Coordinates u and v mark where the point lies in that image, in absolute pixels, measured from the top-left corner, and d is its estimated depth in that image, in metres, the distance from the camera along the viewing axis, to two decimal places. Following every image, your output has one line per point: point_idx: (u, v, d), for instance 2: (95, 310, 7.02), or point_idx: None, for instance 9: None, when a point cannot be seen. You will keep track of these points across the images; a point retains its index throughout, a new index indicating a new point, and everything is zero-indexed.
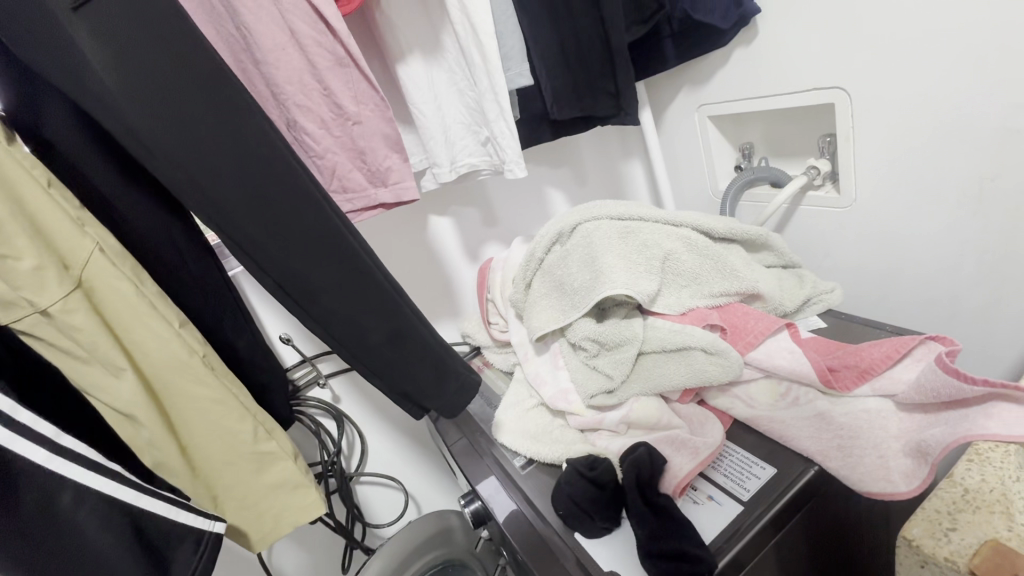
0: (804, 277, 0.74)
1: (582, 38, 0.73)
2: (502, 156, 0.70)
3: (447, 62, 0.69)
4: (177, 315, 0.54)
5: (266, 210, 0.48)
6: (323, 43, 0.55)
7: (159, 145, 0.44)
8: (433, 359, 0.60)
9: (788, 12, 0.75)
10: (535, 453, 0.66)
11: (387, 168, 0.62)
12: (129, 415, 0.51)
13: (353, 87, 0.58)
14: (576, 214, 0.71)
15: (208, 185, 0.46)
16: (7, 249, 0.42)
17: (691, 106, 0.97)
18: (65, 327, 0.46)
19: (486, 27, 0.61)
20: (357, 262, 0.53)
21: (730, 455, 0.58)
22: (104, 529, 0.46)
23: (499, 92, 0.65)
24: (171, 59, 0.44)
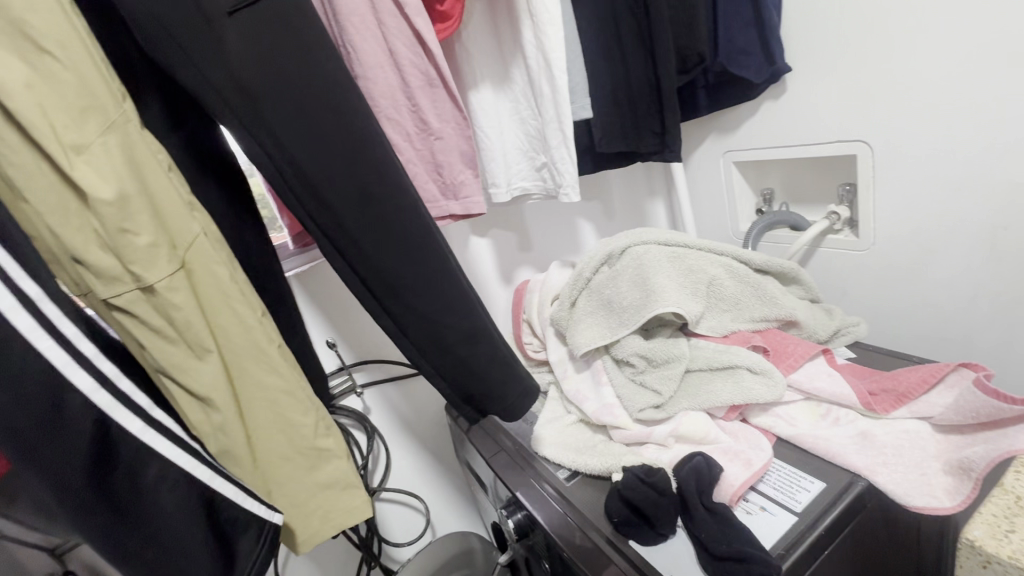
0: (832, 310, 0.79)
1: (633, 82, 0.80)
2: (560, 181, 0.75)
3: (514, 92, 0.75)
4: (258, 304, 0.56)
5: (366, 209, 0.50)
6: (417, 63, 0.60)
7: (277, 139, 0.47)
8: (500, 364, 0.61)
9: (815, 73, 0.83)
10: (581, 464, 0.67)
11: (460, 182, 0.66)
12: (205, 399, 0.51)
13: (437, 106, 0.63)
14: (624, 238, 0.76)
15: (316, 181, 0.49)
16: (129, 224, 0.45)
17: (718, 152, 1.04)
18: (162, 305, 0.48)
19: (560, 63, 0.67)
20: (442, 263, 0.55)
21: (777, 470, 0.60)
22: (177, 507, 0.47)
23: (565, 121, 0.70)
24: (294, 58, 0.46)
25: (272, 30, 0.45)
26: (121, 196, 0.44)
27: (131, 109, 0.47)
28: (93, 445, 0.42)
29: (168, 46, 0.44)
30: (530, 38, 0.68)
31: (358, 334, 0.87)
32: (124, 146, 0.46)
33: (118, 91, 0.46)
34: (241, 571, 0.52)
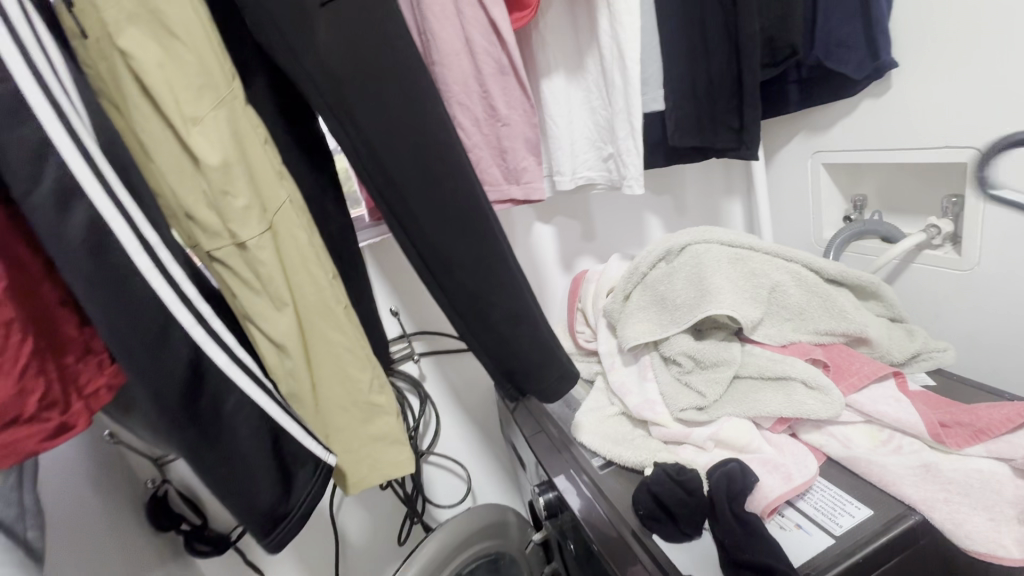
0: (915, 331, 0.72)
1: (713, 74, 0.77)
2: (624, 173, 0.74)
3: (586, 82, 0.75)
4: (331, 267, 0.63)
5: (427, 188, 0.54)
6: (491, 52, 0.63)
7: (353, 119, 0.52)
8: (542, 347, 0.63)
9: (926, 69, 0.75)
10: (616, 455, 0.68)
11: (523, 168, 0.68)
12: (279, 346, 0.59)
13: (507, 93, 0.65)
14: (685, 235, 0.74)
15: (384, 159, 0.53)
16: (230, 188, 0.52)
17: (806, 153, 0.98)
18: (251, 260, 0.55)
19: (633, 53, 0.67)
20: (494, 244, 0.58)
21: (821, 490, 0.57)
22: (249, 435, 0.55)
23: (634, 113, 0.70)
24: (373, 45, 0.51)
25: (356, 19, 0.50)
26: (225, 163, 0.51)
27: (238, 87, 0.54)
28: (188, 372, 0.50)
29: (269, 33, 0.50)
30: (606, 28, 0.68)
31: (420, 306, 0.93)
32: (231, 119, 0.53)
33: (229, 71, 0.53)
34: (296, 499, 0.59)
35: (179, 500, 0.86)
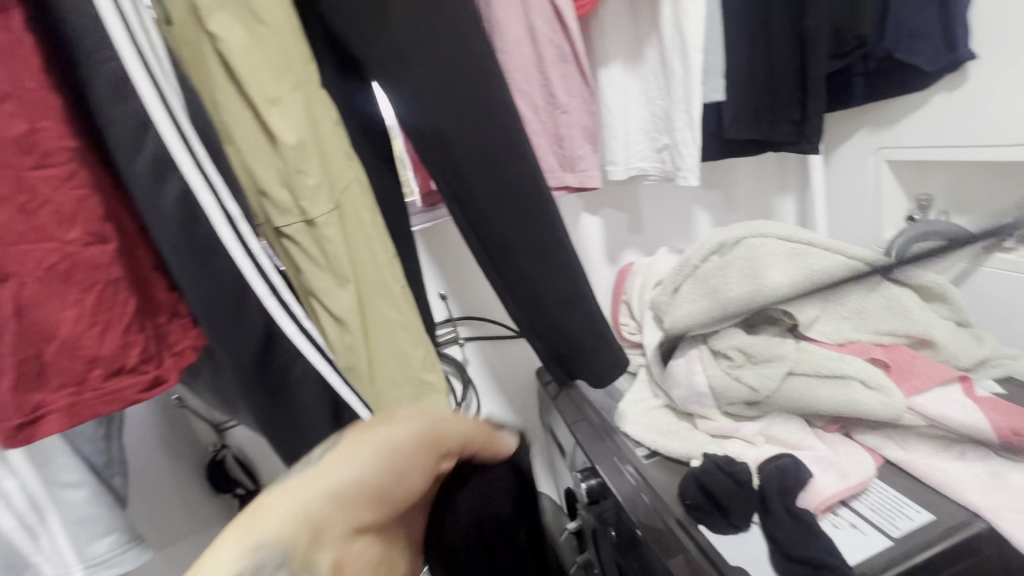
0: (982, 337, 0.69)
1: (776, 65, 0.75)
2: (679, 163, 0.74)
3: (644, 71, 0.75)
4: (391, 248, 0.65)
5: (489, 170, 0.55)
6: (553, 40, 0.64)
7: (421, 102, 0.54)
8: (594, 331, 0.63)
9: (1008, 62, 0.71)
10: (661, 446, 0.68)
11: (579, 156, 0.69)
12: (340, 321, 0.61)
13: (567, 81, 0.66)
14: (740, 228, 0.73)
15: (449, 141, 0.55)
16: (303, 166, 0.54)
17: (868, 149, 0.94)
18: (318, 237, 0.58)
19: (696, 42, 0.67)
20: (551, 229, 0.59)
21: (878, 491, 0.56)
22: (312, 404, 0.57)
23: (693, 103, 0.69)
24: (444, 31, 0.52)
25: (428, 4, 0.51)
26: (300, 143, 0.54)
27: (313, 70, 0.57)
28: (260, 340, 0.52)
29: (347, 19, 0.52)
30: (668, 16, 0.68)
31: (467, 291, 0.95)
32: (306, 101, 0.55)
33: (305, 55, 0.56)
34: None
35: (236, 465, 0.88)
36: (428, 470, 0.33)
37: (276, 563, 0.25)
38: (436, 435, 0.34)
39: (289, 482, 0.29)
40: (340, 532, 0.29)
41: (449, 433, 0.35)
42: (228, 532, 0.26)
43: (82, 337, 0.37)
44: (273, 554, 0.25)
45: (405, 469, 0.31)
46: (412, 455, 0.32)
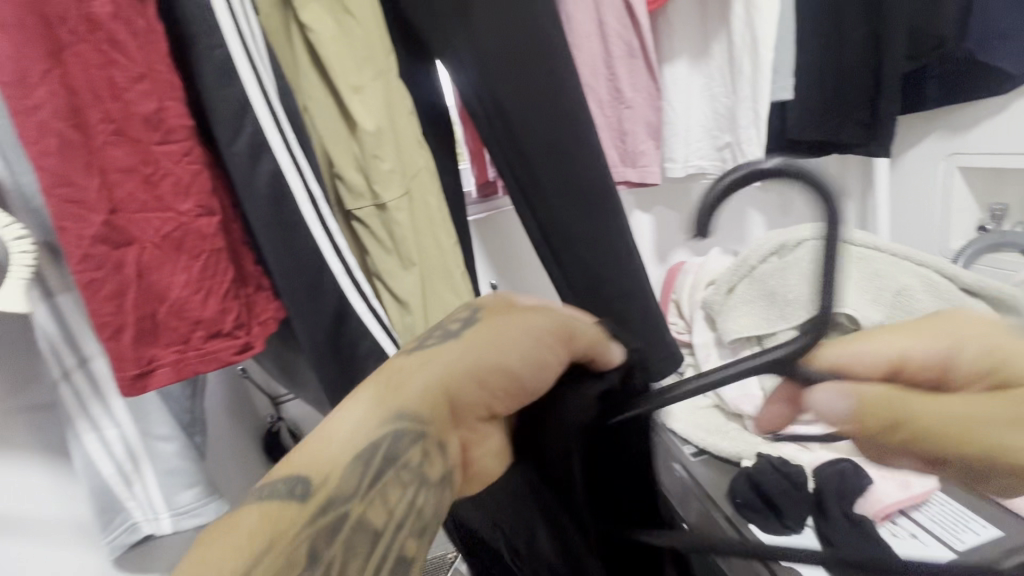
0: None
1: (847, 65, 0.74)
2: (741, 162, 0.73)
3: (710, 68, 0.74)
4: (453, 235, 0.67)
5: (558, 160, 0.57)
6: (623, 36, 0.65)
7: (494, 92, 0.55)
8: (650, 325, 0.63)
9: None
10: (710, 445, 0.67)
11: (641, 151, 0.69)
12: (403, 303, 0.63)
13: (633, 76, 0.67)
14: (801, 230, 0.73)
15: (520, 132, 0.56)
16: (379, 152, 0.57)
17: (939, 155, 0.91)
18: (389, 220, 0.60)
19: (767, 41, 0.67)
20: (614, 221, 0.60)
21: (940, 502, 0.55)
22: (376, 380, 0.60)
23: (761, 102, 0.69)
24: (520, 24, 0.53)
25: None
26: (379, 130, 0.56)
27: (392, 61, 0.59)
28: (332, 317, 0.55)
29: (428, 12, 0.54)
30: (739, 14, 0.68)
31: (515, 283, 0.96)
32: (386, 91, 0.58)
33: (386, 46, 0.58)
34: None
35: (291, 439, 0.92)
36: (555, 369, 0.29)
37: (413, 438, 0.25)
38: (569, 331, 0.30)
39: (419, 352, 0.28)
40: (465, 409, 0.28)
41: (579, 344, 0.30)
42: (361, 395, 0.26)
43: (188, 301, 0.40)
44: (410, 429, 0.25)
45: (537, 384, 0.29)
46: (545, 356, 0.29)
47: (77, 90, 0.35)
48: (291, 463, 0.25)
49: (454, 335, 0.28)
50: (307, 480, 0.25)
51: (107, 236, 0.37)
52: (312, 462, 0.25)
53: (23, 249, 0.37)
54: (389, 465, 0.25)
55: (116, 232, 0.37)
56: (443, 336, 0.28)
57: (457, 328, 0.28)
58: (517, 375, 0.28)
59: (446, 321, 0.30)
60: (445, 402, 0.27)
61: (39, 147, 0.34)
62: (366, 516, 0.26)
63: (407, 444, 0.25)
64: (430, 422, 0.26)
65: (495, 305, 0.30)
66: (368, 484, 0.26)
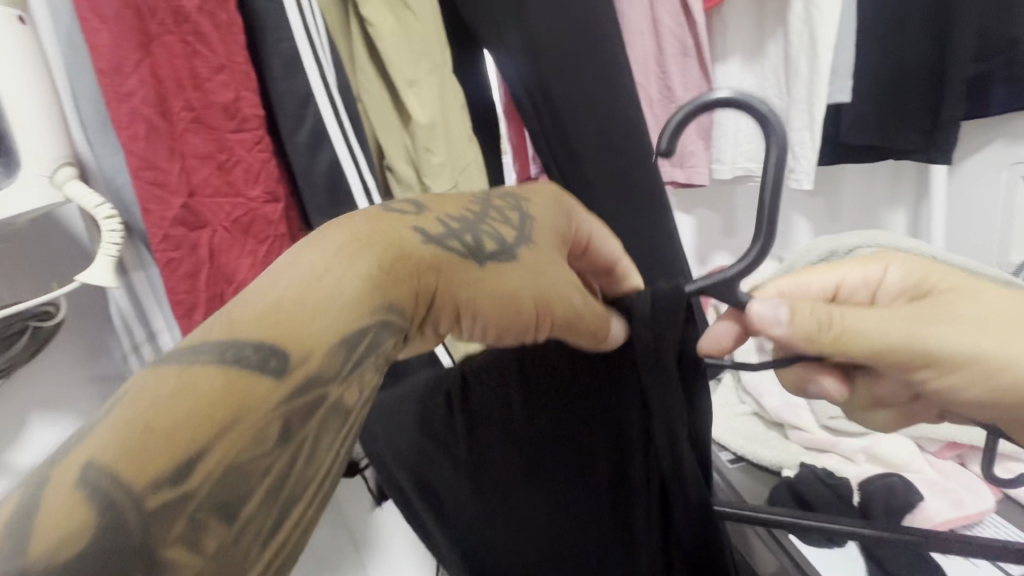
0: None
1: (909, 68, 0.71)
2: (791, 165, 0.72)
3: (763, 69, 0.73)
4: None
5: (608, 160, 0.57)
6: (676, 34, 0.64)
7: (546, 90, 0.55)
8: None
9: None
10: (752, 452, 0.65)
11: (690, 151, 0.70)
12: None
13: (685, 76, 0.67)
14: (854, 236, 0.70)
15: (570, 130, 0.56)
16: (431, 146, 0.58)
17: (1000, 164, 0.87)
18: None
19: (827, 40, 0.64)
20: (661, 223, 0.60)
21: (993, 524, 0.53)
22: None
23: (817, 103, 0.67)
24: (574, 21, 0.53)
25: None
26: (431, 124, 0.57)
27: (445, 56, 0.59)
28: None
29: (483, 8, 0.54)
30: (798, 12, 0.65)
31: None
32: (439, 85, 0.59)
33: (441, 41, 0.59)
34: None
35: None
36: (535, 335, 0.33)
37: (392, 329, 0.28)
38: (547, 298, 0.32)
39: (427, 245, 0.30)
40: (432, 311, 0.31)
41: (579, 327, 0.33)
42: (360, 261, 0.27)
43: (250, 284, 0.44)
44: (397, 316, 0.28)
45: (499, 322, 0.32)
46: (522, 305, 0.32)
47: (161, 79, 0.39)
48: (263, 323, 0.24)
49: (478, 257, 0.32)
50: (288, 357, 0.24)
51: (184, 219, 0.42)
52: (281, 329, 0.24)
53: (114, 228, 0.44)
54: (371, 350, 0.27)
55: (192, 215, 0.42)
56: (460, 255, 0.31)
57: (481, 256, 0.32)
58: (483, 301, 0.32)
59: (483, 228, 0.33)
60: (432, 296, 0.31)
61: (129, 132, 0.39)
62: (339, 395, 0.26)
63: (386, 335, 0.28)
64: (411, 314, 0.29)
65: (541, 223, 0.35)
66: (353, 364, 0.26)
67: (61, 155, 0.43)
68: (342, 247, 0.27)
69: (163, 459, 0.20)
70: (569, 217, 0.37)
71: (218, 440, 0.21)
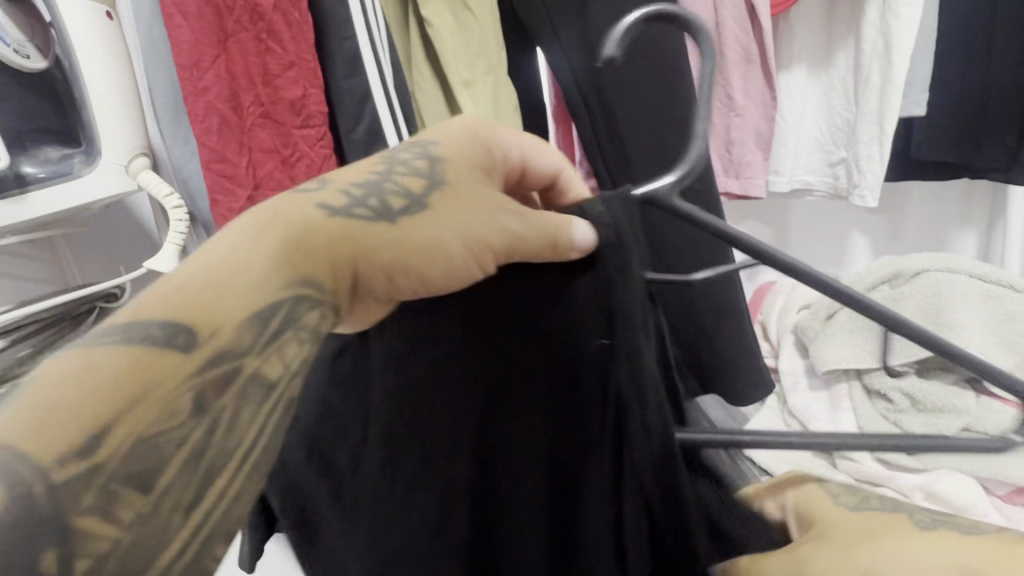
0: None
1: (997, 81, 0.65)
2: (857, 180, 0.68)
3: (830, 77, 0.69)
4: None
5: (664, 166, 0.54)
6: (741, 40, 0.63)
7: (602, 93, 0.54)
8: (745, 347, 0.58)
9: None
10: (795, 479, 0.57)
11: (747, 162, 0.68)
12: None
13: (748, 83, 0.65)
14: (922, 258, 0.66)
15: (625, 134, 0.55)
16: None
17: None
18: None
19: (904, 49, 0.61)
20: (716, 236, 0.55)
21: None
22: None
23: (889, 116, 0.63)
24: None
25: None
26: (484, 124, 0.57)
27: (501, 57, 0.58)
28: None
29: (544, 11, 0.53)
30: (871, 19, 0.62)
31: None
32: (494, 87, 0.58)
33: (498, 41, 0.58)
34: None
35: None
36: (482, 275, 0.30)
37: (314, 304, 0.27)
38: (481, 237, 0.29)
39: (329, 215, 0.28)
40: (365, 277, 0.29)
41: (522, 247, 0.29)
42: (262, 240, 0.26)
43: None
44: (306, 292, 0.27)
45: (444, 276, 0.29)
46: (450, 250, 0.29)
47: (234, 74, 0.42)
48: (167, 306, 0.23)
49: (391, 217, 0.29)
50: (192, 332, 0.23)
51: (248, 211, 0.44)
52: (189, 305, 0.23)
53: (180, 217, 0.46)
54: (286, 327, 0.26)
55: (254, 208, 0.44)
56: (368, 220, 0.28)
57: (390, 215, 0.29)
58: (416, 255, 0.29)
59: (389, 183, 0.29)
60: (351, 273, 0.29)
61: (203, 125, 0.42)
62: (261, 370, 0.25)
63: (305, 309, 0.27)
64: (331, 289, 0.28)
65: (453, 164, 0.30)
66: (265, 341, 0.25)
67: (136, 144, 0.45)
68: (242, 230, 0.27)
69: (72, 435, 0.19)
70: (482, 140, 0.31)
71: (127, 415, 0.21)
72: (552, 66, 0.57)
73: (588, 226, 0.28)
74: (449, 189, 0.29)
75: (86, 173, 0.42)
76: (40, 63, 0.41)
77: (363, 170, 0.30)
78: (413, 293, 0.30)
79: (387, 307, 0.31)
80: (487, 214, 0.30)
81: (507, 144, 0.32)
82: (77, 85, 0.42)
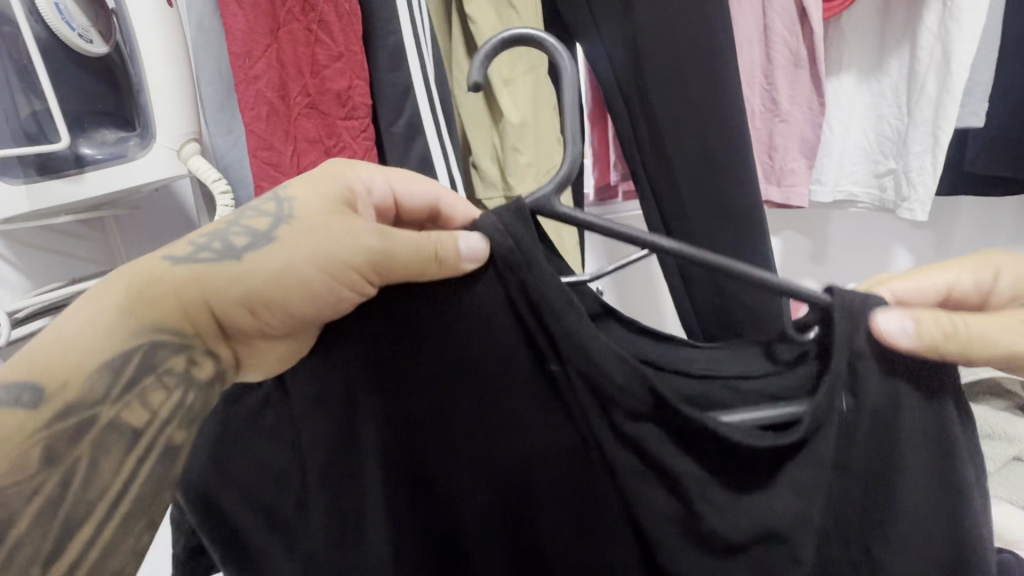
0: None
1: None
2: (906, 193, 0.66)
3: (881, 85, 0.67)
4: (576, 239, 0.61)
5: (706, 169, 0.52)
6: (790, 44, 0.61)
7: (645, 93, 0.53)
8: None
9: None
10: None
11: (790, 170, 0.66)
12: None
13: (795, 89, 0.63)
14: None
15: (666, 136, 0.53)
16: (519, 144, 0.57)
17: None
18: None
19: (965, 57, 0.58)
20: (760, 243, 0.54)
21: None
22: None
23: (945, 126, 0.60)
24: (681, 17, 0.49)
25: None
26: (523, 122, 0.57)
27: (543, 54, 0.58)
28: None
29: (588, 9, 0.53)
30: (930, 24, 0.60)
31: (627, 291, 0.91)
32: (535, 85, 0.57)
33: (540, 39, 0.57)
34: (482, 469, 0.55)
35: None
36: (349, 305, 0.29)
37: (173, 347, 0.28)
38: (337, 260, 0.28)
39: (179, 261, 0.29)
40: (227, 317, 0.29)
41: (390, 264, 0.28)
42: (108, 296, 0.28)
43: None
44: (154, 338, 0.28)
45: (302, 301, 0.29)
46: (305, 275, 0.29)
47: (284, 63, 0.44)
48: (32, 368, 0.26)
49: (236, 254, 0.29)
50: (41, 389, 0.26)
51: None
52: (40, 365, 0.26)
53: (226, 203, 0.45)
54: (145, 373, 0.28)
55: None
56: (213, 263, 0.29)
57: (234, 253, 0.29)
58: (273, 280, 0.29)
59: (233, 229, 0.30)
60: (211, 316, 0.29)
61: (253, 113, 0.44)
62: (124, 413, 0.28)
63: (166, 353, 0.28)
64: (192, 334, 0.29)
65: (303, 201, 0.30)
66: (124, 386, 0.27)
67: (188, 131, 0.46)
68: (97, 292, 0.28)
69: None
70: (342, 181, 0.32)
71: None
72: (593, 62, 0.56)
73: (473, 237, 0.29)
74: (298, 222, 0.29)
75: (139, 157, 0.44)
76: (102, 48, 0.42)
77: (215, 226, 0.30)
78: (279, 329, 0.30)
79: (269, 347, 0.31)
80: (338, 243, 0.29)
81: (369, 179, 0.33)
82: (135, 71, 0.44)
